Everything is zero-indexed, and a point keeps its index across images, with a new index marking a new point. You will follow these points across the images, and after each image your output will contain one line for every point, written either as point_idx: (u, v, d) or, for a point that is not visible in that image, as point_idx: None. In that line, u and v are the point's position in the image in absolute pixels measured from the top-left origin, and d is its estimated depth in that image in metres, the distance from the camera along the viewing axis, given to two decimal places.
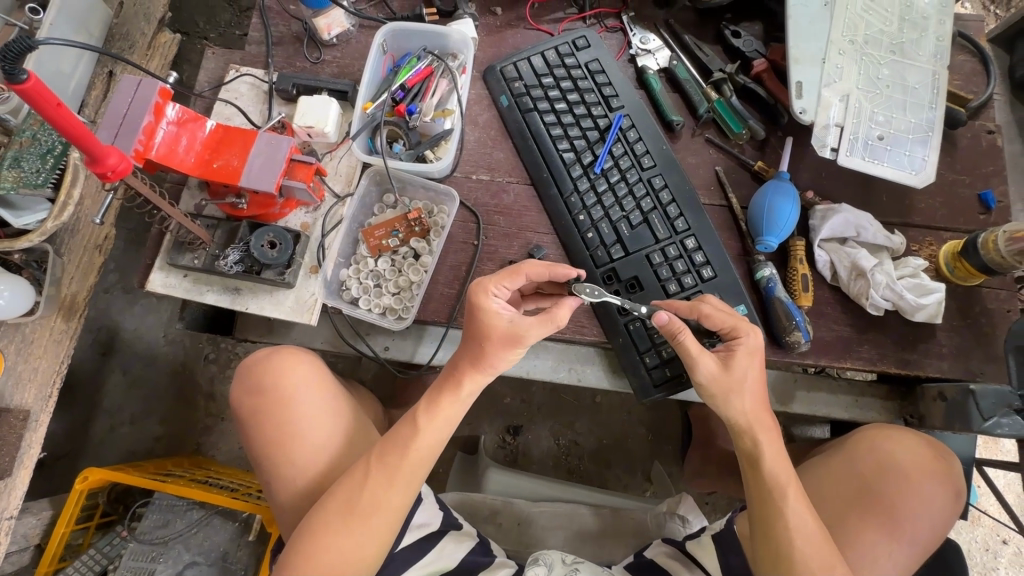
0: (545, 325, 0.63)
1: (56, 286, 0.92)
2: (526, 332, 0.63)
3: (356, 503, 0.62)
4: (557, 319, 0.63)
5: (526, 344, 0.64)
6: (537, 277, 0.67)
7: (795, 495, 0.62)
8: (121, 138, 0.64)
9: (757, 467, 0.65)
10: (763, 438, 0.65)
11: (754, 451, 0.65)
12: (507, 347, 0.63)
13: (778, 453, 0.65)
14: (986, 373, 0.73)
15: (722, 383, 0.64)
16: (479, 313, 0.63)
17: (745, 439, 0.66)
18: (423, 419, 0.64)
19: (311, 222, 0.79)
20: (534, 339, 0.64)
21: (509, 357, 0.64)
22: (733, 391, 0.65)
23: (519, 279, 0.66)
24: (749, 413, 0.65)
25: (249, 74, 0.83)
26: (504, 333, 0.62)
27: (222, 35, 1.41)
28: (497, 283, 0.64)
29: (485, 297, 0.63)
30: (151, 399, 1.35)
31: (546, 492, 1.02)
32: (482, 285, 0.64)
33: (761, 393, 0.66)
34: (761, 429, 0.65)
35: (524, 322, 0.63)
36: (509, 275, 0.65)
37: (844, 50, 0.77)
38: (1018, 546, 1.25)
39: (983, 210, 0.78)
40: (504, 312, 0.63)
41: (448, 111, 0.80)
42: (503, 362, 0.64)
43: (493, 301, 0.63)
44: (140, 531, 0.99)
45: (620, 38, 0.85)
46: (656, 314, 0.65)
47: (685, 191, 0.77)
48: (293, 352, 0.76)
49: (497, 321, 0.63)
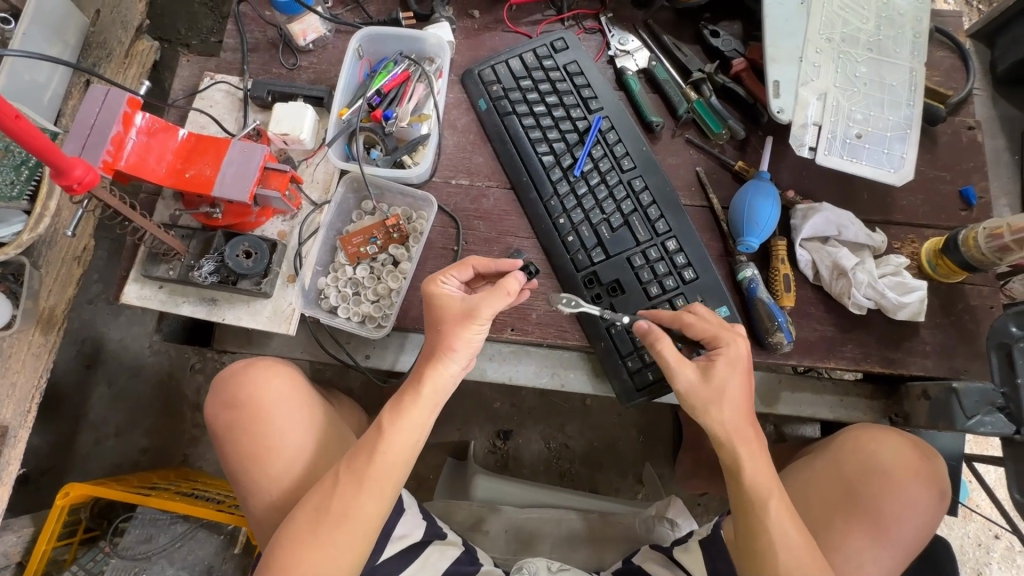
0: (495, 296, 0.63)
1: (34, 299, 0.91)
2: (479, 307, 0.62)
3: (328, 514, 0.61)
4: (507, 291, 0.63)
5: (482, 319, 0.63)
6: (487, 268, 0.69)
7: (778, 504, 0.61)
8: (88, 151, 0.63)
9: (738, 479, 0.63)
10: (743, 450, 0.63)
11: (733, 465, 0.63)
12: (463, 324, 0.63)
13: (761, 466, 0.63)
14: (970, 371, 0.73)
15: (703, 395, 0.63)
16: (432, 299, 0.65)
17: (724, 450, 0.64)
18: (386, 424, 0.63)
19: (288, 230, 0.78)
20: (490, 313, 0.63)
21: (467, 336, 0.63)
22: (712, 402, 0.63)
23: (468, 270, 0.68)
24: (725, 423, 0.63)
25: (223, 82, 0.81)
26: (457, 310, 0.63)
27: (204, 42, 1.39)
28: (447, 273, 0.67)
29: (435, 284, 0.66)
30: (137, 410, 1.33)
31: (533, 498, 1.01)
32: (430, 278, 0.67)
33: (744, 406, 0.65)
34: (741, 441, 0.63)
35: (476, 299, 0.63)
36: (455, 266, 0.67)
37: (821, 48, 0.77)
38: (1011, 541, 1.24)
39: (964, 206, 0.78)
40: (455, 294, 0.65)
41: (424, 116, 0.79)
42: (463, 343, 0.63)
43: (443, 286, 0.66)
44: (122, 546, 0.97)
45: (599, 40, 0.85)
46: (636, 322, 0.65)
47: (666, 193, 0.76)
48: (268, 363, 0.75)
49: (451, 302, 0.64)
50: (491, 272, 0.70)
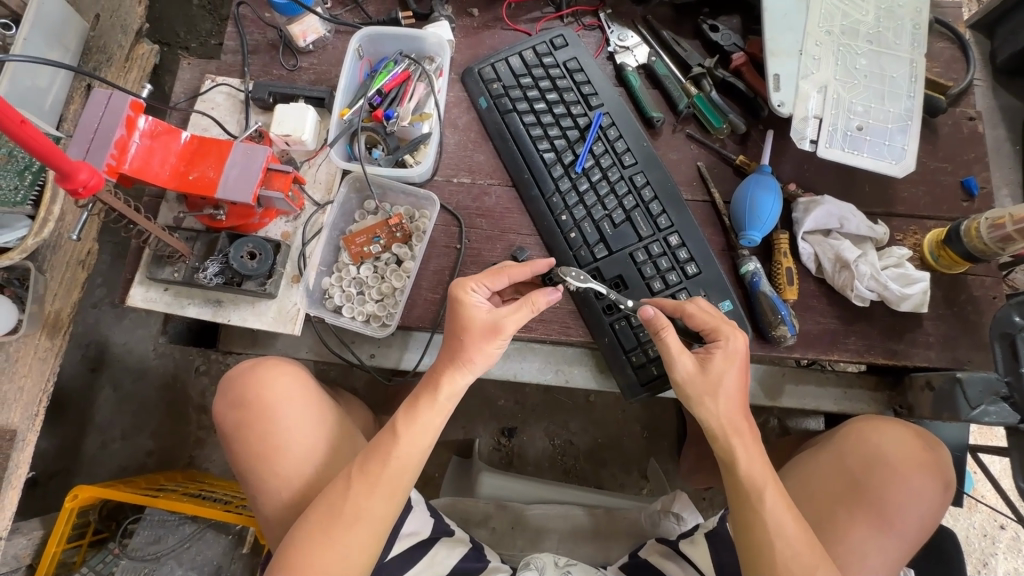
0: (525, 311, 0.64)
1: (40, 304, 0.91)
2: (504, 322, 0.63)
3: (340, 515, 0.62)
4: (533, 304, 0.64)
5: (505, 335, 0.64)
6: (518, 277, 0.68)
7: (770, 493, 0.61)
8: (91, 155, 0.64)
9: (734, 473, 0.63)
10: (735, 443, 0.63)
11: (725, 457, 0.64)
12: (486, 338, 0.64)
13: (753, 457, 0.63)
14: (974, 362, 0.73)
15: (699, 385, 0.64)
16: (459, 308, 0.64)
17: (717, 443, 0.65)
18: (400, 427, 0.63)
19: (291, 230, 0.78)
20: (513, 328, 0.64)
21: (488, 350, 0.64)
22: (708, 394, 0.64)
23: (501, 279, 0.67)
24: (721, 417, 0.64)
25: (224, 84, 0.82)
26: (483, 323, 0.63)
27: (203, 45, 1.40)
28: (477, 281, 0.66)
29: (464, 293, 0.64)
30: (143, 413, 1.34)
31: (540, 495, 1.02)
32: (461, 283, 0.65)
33: (739, 399, 0.65)
34: (735, 433, 0.64)
35: (501, 313, 0.64)
36: (487, 274, 0.66)
37: (821, 41, 0.77)
38: (1016, 531, 1.25)
39: (966, 196, 0.78)
40: (483, 306, 0.64)
41: (425, 115, 0.79)
42: (483, 357, 0.64)
43: (472, 295, 0.65)
44: (131, 547, 0.99)
45: (598, 36, 0.85)
46: (642, 308, 0.65)
47: (667, 187, 0.76)
48: (279, 364, 0.76)
49: (477, 315, 0.64)
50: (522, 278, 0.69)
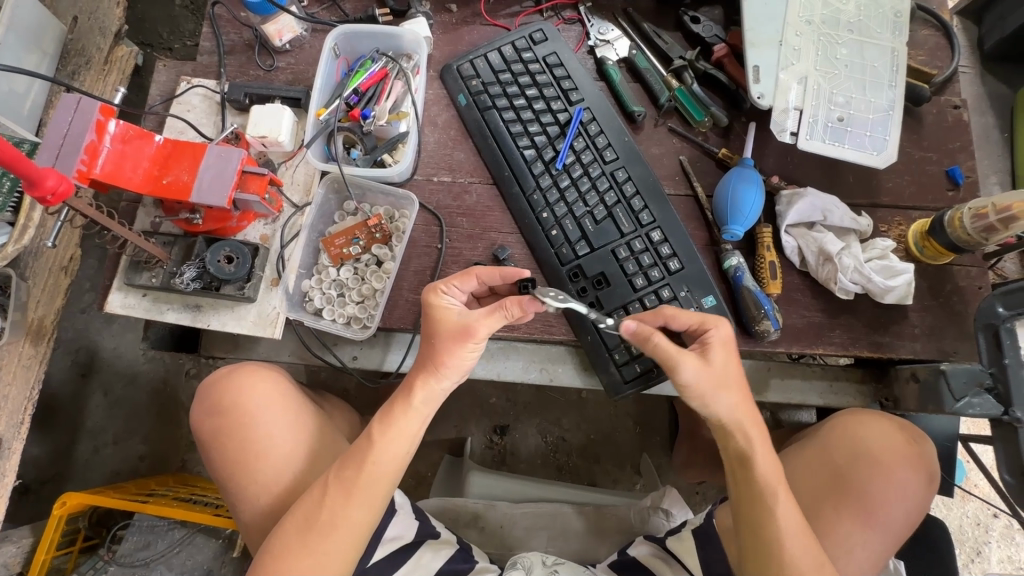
0: (496, 316, 0.63)
1: (22, 311, 0.90)
2: (476, 324, 0.63)
3: (317, 523, 0.61)
4: (507, 309, 0.63)
5: (478, 337, 0.63)
6: (491, 279, 0.68)
7: (784, 496, 0.61)
8: (62, 160, 0.62)
9: (750, 470, 0.62)
10: (757, 438, 0.63)
11: (746, 452, 0.63)
12: (458, 341, 0.63)
13: (770, 454, 0.63)
14: (959, 353, 0.72)
15: (709, 378, 0.62)
16: (432, 312, 0.65)
17: (736, 438, 0.64)
18: (375, 433, 0.63)
19: (270, 234, 0.78)
20: (487, 331, 0.63)
21: (464, 353, 0.63)
22: (721, 385, 0.62)
23: (471, 280, 0.67)
24: (736, 411, 0.63)
25: (200, 86, 0.81)
26: (454, 326, 0.63)
27: (185, 46, 1.38)
28: (448, 284, 0.66)
29: (435, 295, 0.65)
30: (134, 417, 1.33)
31: (530, 493, 1.01)
32: (432, 288, 0.66)
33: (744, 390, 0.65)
34: (753, 429, 0.63)
35: (472, 316, 0.64)
36: (459, 276, 0.66)
37: (801, 31, 0.76)
38: (1009, 520, 1.24)
39: (951, 186, 0.77)
40: (456, 307, 0.65)
41: (402, 114, 0.78)
42: (458, 361, 0.64)
43: (444, 298, 0.65)
44: (120, 554, 0.98)
45: (578, 30, 0.84)
46: (622, 323, 0.63)
47: (650, 184, 0.75)
48: (253, 369, 0.75)
49: (448, 317, 0.64)
50: (495, 282, 0.68)
